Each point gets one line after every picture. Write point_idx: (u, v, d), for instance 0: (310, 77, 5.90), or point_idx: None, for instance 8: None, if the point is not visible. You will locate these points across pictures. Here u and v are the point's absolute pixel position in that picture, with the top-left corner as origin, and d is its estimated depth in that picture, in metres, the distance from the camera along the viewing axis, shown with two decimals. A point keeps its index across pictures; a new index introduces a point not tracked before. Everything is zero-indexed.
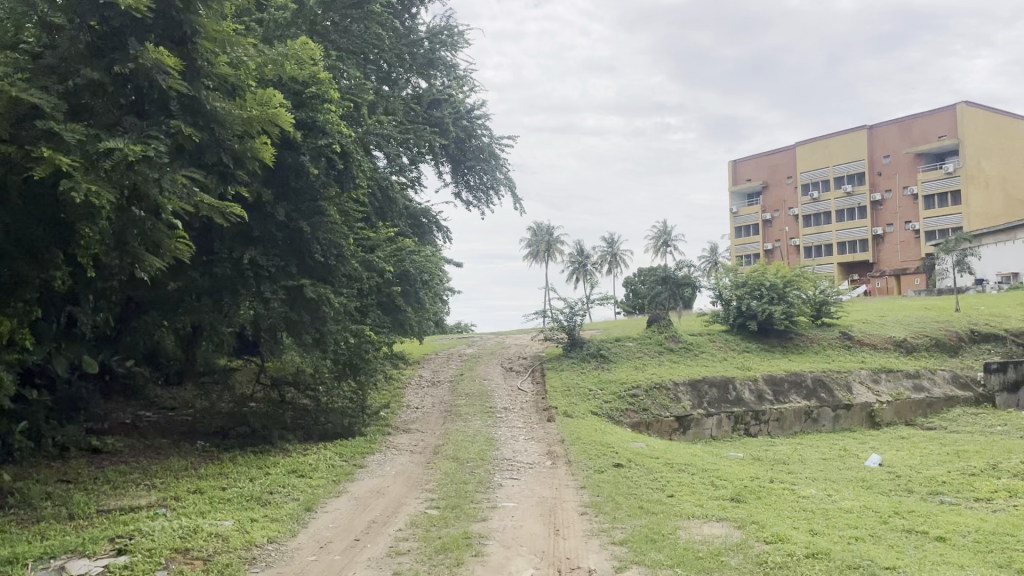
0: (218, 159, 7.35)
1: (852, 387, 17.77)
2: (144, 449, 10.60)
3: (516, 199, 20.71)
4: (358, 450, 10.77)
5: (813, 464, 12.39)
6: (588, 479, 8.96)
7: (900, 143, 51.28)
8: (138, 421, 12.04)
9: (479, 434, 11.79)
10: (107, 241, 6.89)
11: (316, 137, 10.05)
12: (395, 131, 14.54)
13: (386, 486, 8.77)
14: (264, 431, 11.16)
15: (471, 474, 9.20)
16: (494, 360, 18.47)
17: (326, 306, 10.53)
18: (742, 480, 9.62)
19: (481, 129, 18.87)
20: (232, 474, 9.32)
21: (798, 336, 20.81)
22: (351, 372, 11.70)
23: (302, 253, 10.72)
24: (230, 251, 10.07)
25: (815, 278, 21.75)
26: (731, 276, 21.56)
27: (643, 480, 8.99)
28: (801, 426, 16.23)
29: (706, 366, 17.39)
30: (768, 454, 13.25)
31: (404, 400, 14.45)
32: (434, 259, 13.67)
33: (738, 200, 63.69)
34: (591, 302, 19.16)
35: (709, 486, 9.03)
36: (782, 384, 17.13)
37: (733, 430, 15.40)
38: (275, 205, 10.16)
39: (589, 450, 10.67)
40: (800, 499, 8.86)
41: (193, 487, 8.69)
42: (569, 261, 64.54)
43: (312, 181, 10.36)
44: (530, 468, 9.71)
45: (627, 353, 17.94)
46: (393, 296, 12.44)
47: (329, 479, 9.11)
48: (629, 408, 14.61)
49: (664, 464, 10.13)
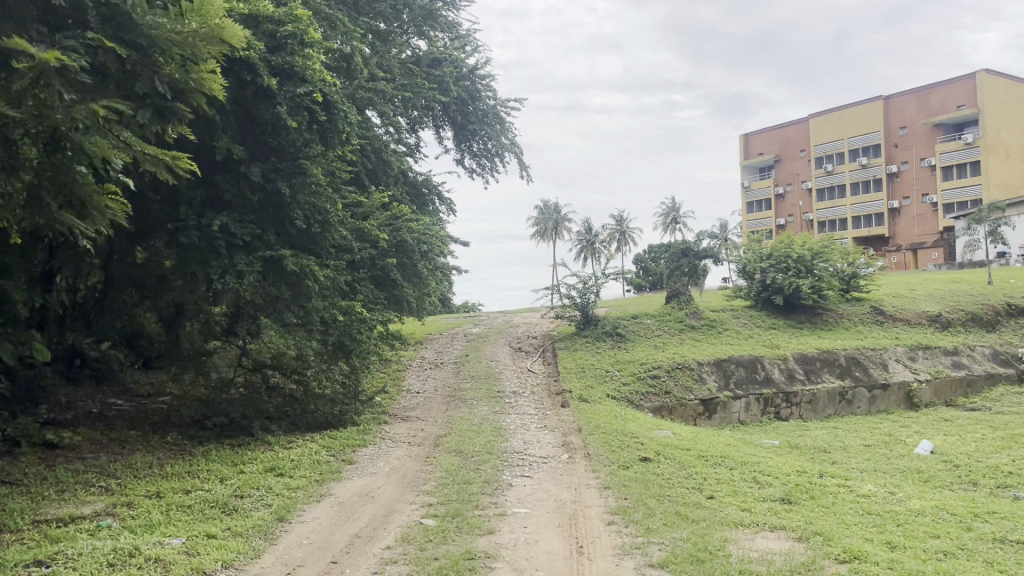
0: (155, 91, 6.08)
1: (888, 365, 16.47)
2: (108, 444, 9.34)
3: (523, 166, 19.26)
4: (348, 443, 9.50)
5: (858, 452, 11.13)
6: (613, 478, 7.67)
7: (918, 112, 49.58)
8: (106, 412, 10.80)
9: (485, 422, 10.52)
10: (25, 193, 5.60)
11: (294, 85, 8.79)
12: (389, 87, 13.18)
13: (376, 488, 7.50)
14: (244, 421, 9.91)
15: (476, 472, 7.95)
16: (501, 340, 17.20)
17: (310, 280, 9.31)
18: (789, 476, 8.31)
19: (484, 91, 17.52)
20: (201, 474, 8.07)
21: (826, 311, 19.48)
22: (341, 354, 10.46)
23: (282, 221, 9.49)
24: (199, 217, 8.85)
25: (843, 249, 20.37)
26: (754, 248, 20.20)
27: (675, 478, 7.71)
28: (834, 408, 14.98)
29: (731, 345, 16.08)
30: (807, 441, 11.97)
31: (403, 385, 13.20)
32: (433, 227, 12.36)
33: (749, 175, 62.02)
34: (605, 276, 17.85)
35: (753, 485, 7.75)
36: (813, 364, 15.82)
37: (762, 414, 14.14)
38: (250, 163, 8.90)
39: (609, 442, 9.38)
40: (861, 500, 7.57)
41: (154, 490, 7.46)
42: (577, 239, 63.10)
43: (292, 137, 9.11)
44: (544, 464, 8.42)
45: (645, 331, 16.68)
46: (388, 268, 11.20)
47: (310, 479, 7.85)
48: (649, 391, 13.31)
49: (696, 457, 8.82)
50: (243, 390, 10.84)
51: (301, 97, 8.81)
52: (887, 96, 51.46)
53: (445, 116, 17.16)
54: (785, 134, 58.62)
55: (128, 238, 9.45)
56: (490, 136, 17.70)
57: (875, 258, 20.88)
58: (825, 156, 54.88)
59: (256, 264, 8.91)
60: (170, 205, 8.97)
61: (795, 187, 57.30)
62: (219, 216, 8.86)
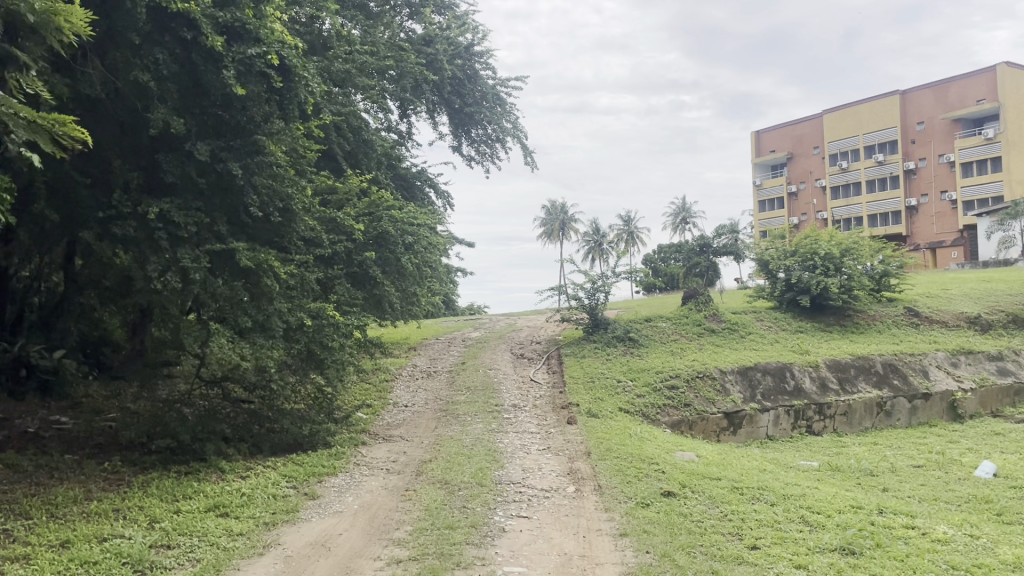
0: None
1: (929, 372, 14.94)
2: (33, 473, 7.89)
3: (527, 152, 17.79)
4: (315, 471, 8.04)
5: (910, 477, 9.64)
6: (629, 522, 6.20)
7: (936, 106, 47.95)
8: (45, 430, 9.37)
9: (479, 444, 9.04)
10: None
11: (244, 46, 7.39)
12: (374, 58, 11.78)
13: (336, 537, 6.02)
14: (196, 444, 8.47)
15: (461, 512, 6.48)
16: (502, 346, 15.73)
17: (269, 278, 7.91)
18: (845, 515, 6.80)
19: (483, 71, 16.07)
20: (129, 514, 6.64)
21: (857, 313, 17.97)
22: (312, 365, 9.02)
23: (237, 208, 8.11)
24: (135, 203, 7.49)
25: (873, 246, 18.78)
26: (777, 244, 18.69)
27: (707, 521, 6.23)
28: (872, 421, 13.51)
29: (756, 351, 14.59)
30: (848, 462, 10.47)
31: (390, 397, 11.78)
32: (420, 216, 10.95)
33: (762, 172, 60.32)
34: (616, 275, 16.35)
35: (803, 529, 6.25)
36: (848, 371, 14.30)
37: (793, 429, 12.66)
38: (195, 140, 7.54)
39: (623, 470, 7.88)
40: (939, 548, 6.08)
41: (62, 536, 6.00)
42: (585, 240, 61.45)
43: (247, 110, 7.73)
44: (546, 500, 6.95)
45: (661, 335, 15.17)
46: (367, 265, 9.78)
47: (257, 522, 6.40)
48: (667, 404, 11.83)
49: (729, 490, 7.31)
50: (201, 407, 9.43)
51: (252, 60, 7.39)
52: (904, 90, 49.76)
53: (441, 100, 15.69)
54: (798, 130, 56.91)
55: (60, 230, 8.02)
56: (490, 120, 16.27)
57: (907, 255, 19.31)
58: (839, 153, 53.17)
59: (203, 258, 7.52)
60: (102, 190, 7.61)
61: (809, 185, 55.54)
62: (159, 201, 7.48)
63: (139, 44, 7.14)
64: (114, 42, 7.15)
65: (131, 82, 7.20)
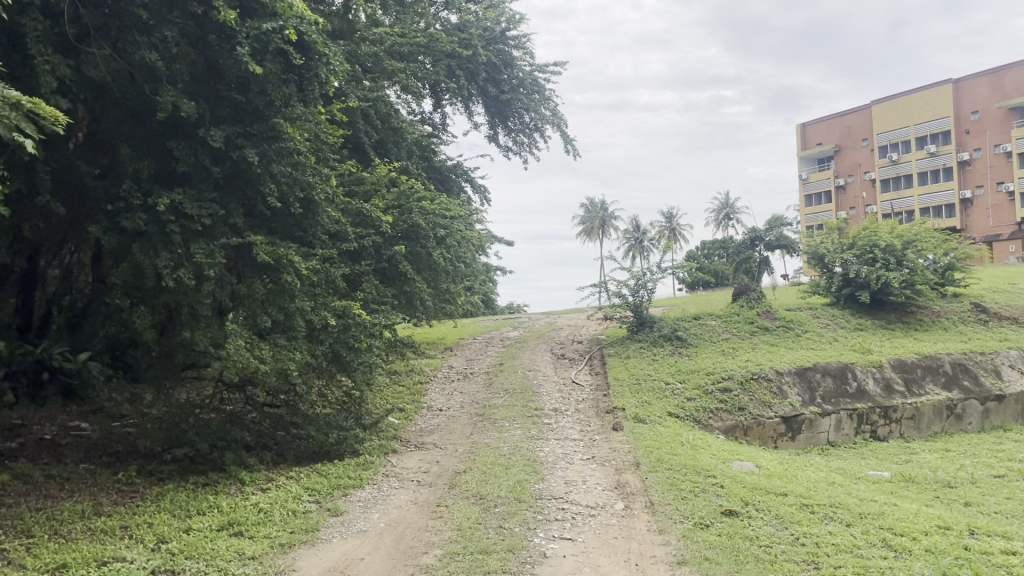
0: None
1: (1002, 372, 13.89)
2: (43, 484, 7.38)
3: (566, 141, 17.04)
4: (340, 484, 7.43)
5: (996, 490, 8.73)
6: (688, 547, 5.47)
7: (993, 94, 46.03)
8: (62, 437, 8.89)
9: (518, 453, 8.35)
10: None
11: (260, 21, 6.76)
12: (404, 42, 11.13)
13: (356, 563, 5.36)
14: (215, 453, 7.91)
15: (498, 533, 5.79)
16: (542, 345, 15.03)
17: (290, 275, 7.31)
18: (933, 538, 5.97)
19: (519, 57, 15.34)
20: (136, 532, 6.08)
21: (919, 309, 16.93)
22: (337, 368, 8.42)
23: (256, 198, 7.53)
24: (145, 194, 6.94)
25: (937, 237, 17.66)
26: (832, 236, 17.69)
27: (777, 547, 5.46)
28: (941, 425, 12.56)
29: (813, 350, 13.68)
30: (921, 471, 9.58)
31: (424, 401, 11.15)
32: (452, 207, 10.29)
33: (808, 166, 58.65)
34: (661, 271, 15.56)
35: (888, 556, 5.45)
36: (914, 372, 13.32)
37: (856, 434, 11.79)
38: (209, 125, 6.97)
39: (677, 484, 7.11)
40: None
41: (62, 558, 5.46)
42: (626, 238, 60.40)
43: (264, 93, 7.13)
44: (592, 519, 6.23)
45: (710, 334, 14.34)
46: (396, 260, 9.16)
47: (274, 543, 5.79)
48: (720, 408, 11.03)
49: (798, 508, 6.52)
50: (222, 413, 8.88)
51: (269, 36, 6.77)
52: (958, 78, 47.88)
53: (477, 89, 14.99)
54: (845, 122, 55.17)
55: (69, 224, 7.50)
56: (527, 108, 15.56)
57: (973, 247, 18.15)
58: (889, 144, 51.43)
59: (218, 253, 6.96)
60: (111, 182, 7.08)
61: (857, 178, 53.80)
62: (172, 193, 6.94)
63: (148, 22, 6.59)
64: (121, 20, 6.63)
65: (140, 63, 6.66)
